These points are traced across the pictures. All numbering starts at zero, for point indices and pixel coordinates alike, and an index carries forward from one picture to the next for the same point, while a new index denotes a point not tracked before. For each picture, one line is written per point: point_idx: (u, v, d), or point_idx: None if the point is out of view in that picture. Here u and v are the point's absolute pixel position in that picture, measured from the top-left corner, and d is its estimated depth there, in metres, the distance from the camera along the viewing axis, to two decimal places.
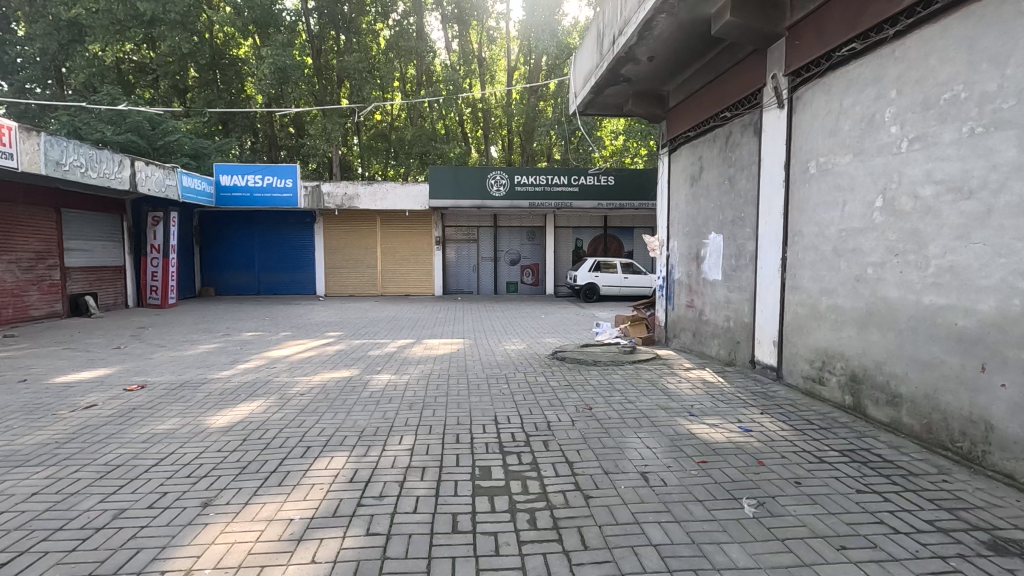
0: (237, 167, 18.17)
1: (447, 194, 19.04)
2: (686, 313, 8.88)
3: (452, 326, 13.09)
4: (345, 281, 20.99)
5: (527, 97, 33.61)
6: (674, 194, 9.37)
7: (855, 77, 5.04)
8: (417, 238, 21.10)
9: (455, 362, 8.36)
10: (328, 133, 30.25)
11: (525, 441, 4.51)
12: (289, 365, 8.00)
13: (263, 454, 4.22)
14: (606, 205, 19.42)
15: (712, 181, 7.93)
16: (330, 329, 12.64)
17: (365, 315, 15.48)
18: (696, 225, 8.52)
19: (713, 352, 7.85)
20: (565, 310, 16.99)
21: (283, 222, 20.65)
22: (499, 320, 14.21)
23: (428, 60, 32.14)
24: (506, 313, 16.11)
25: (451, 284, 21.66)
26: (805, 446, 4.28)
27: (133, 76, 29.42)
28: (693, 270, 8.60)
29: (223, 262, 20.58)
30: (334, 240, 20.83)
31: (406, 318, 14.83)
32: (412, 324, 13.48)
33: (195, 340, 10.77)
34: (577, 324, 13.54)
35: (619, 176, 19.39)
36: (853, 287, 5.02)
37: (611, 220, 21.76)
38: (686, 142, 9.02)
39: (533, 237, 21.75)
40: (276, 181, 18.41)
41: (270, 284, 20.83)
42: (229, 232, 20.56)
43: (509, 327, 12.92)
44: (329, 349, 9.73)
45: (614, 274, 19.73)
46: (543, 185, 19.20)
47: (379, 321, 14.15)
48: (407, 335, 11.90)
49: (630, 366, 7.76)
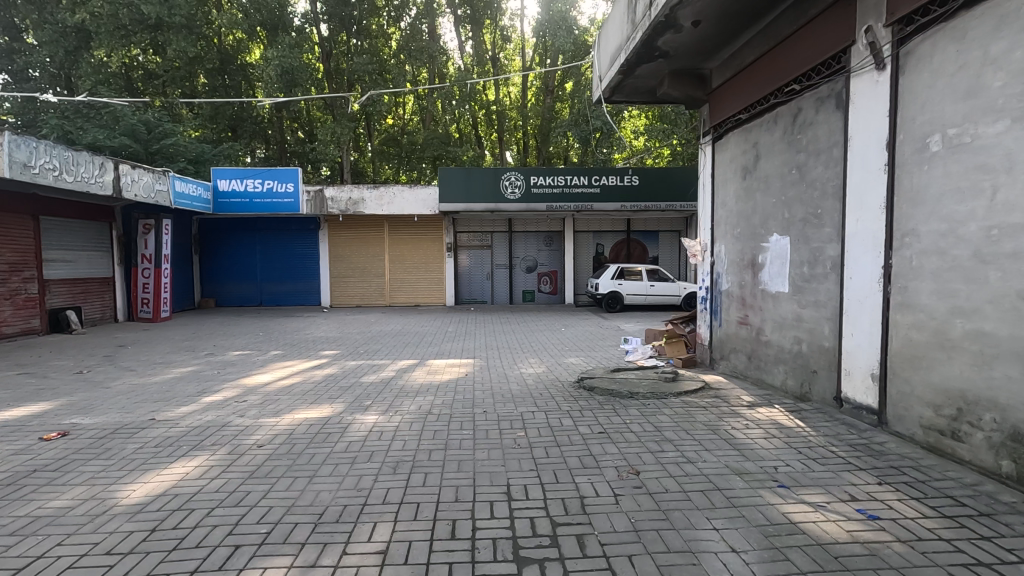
0: (236, 171, 17.09)
1: (458, 198, 17.74)
2: (738, 332, 7.40)
3: (462, 342, 11.73)
4: (351, 291, 19.79)
5: (543, 98, 32.32)
6: (720, 189, 7.92)
7: (1011, 13, 3.59)
8: (428, 245, 19.85)
9: (461, 392, 6.98)
10: (336, 137, 29.22)
11: (551, 539, 3.10)
12: (263, 397, 6.71)
13: (163, 564, 2.87)
14: (630, 207, 17.95)
15: (774, 171, 6.46)
16: (327, 346, 11.39)
17: (368, 329, 14.24)
18: (752, 226, 7.04)
19: (778, 382, 6.37)
20: (587, 322, 15.56)
21: (286, 229, 19.56)
22: (515, 335, 12.83)
23: (442, 61, 31.02)
24: (522, 326, 14.74)
25: (464, 293, 20.34)
26: (977, 555, 2.82)
27: (141, 82, 28.72)
28: (748, 279, 7.14)
29: (223, 271, 19.55)
30: (340, 248, 19.68)
31: (413, 332, 13.54)
32: (418, 340, 12.17)
33: (172, 362, 9.56)
34: (601, 339, 12.10)
35: (644, 175, 17.92)
36: (1014, 307, 3.55)
37: (635, 223, 20.30)
38: (735, 127, 7.55)
39: (551, 242, 20.36)
40: (277, 185, 17.29)
41: (272, 295, 19.73)
42: (230, 240, 19.53)
43: (525, 343, 11.53)
44: (317, 373, 8.44)
45: (639, 281, 18.25)
46: (562, 186, 17.79)
47: (381, 336, 12.88)
48: (410, 354, 10.58)
49: (675, 399, 6.31)
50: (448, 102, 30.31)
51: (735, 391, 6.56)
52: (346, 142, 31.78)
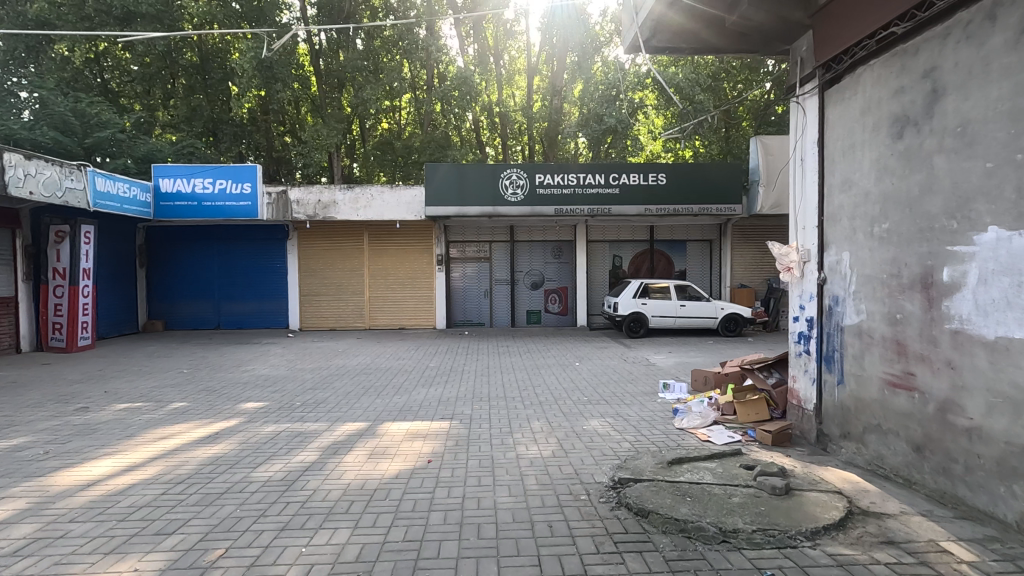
0: (181, 169, 14.28)
1: (448, 200, 14.76)
2: (889, 401, 4.34)
3: (439, 388, 8.66)
4: (324, 312, 16.80)
5: (550, 99, 29.40)
6: (842, 164, 4.92)
7: None
8: (414, 258, 16.85)
9: (404, 515, 3.90)
10: (321, 138, 26.17)
11: None
12: (41, 532, 3.66)
13: None
14: (655, 211, 14.91)
15: (989, 114, 3.47)
16: (257, 393, 8.36)
17: (328, 362, 11.23)
18: (923, 220, 4.01)
19: (1016, 516, 3.30)
20: (606, 353, 12.48)
21: (248, 239, 16.68)
22: (514, 374, 9.81)
23: (441, 58, 28.12)
24: (524, 358, 11.73)
25: (457, 314, 17.28)
26: None
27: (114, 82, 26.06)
28: (912, 311, 4.10)
29: (176, 288, 16.69)
30: (311, 260, 16.75)
31: (384, 368, 10.50)
32: (384, 382, 9.18)
33: (8, 427, 6.51)
34: (630, 382, 9.01)
35: (673, 173, 14.89)
36: None
37: (659, 231, 17.31)
38: (872, 55, 4.52)
39: (560, 254, 17.33)
40: (230, 186, 14.39)
41: (232, 315, 16.78)
42: (183, 252, 16.68)
43: (526, 389, 8.47)
44: (199, 452, 5.40)
45: (667, 300, 15.18)
46: (573, 186, 14.80)
47: (339, 374, 9.89)
48: (365, 408, 7.50)
49: (813, 552, 3.21)
50: (448, 100, 27.36)
51: (918, 526, 3.49)
52: (335, 148, 28.93)
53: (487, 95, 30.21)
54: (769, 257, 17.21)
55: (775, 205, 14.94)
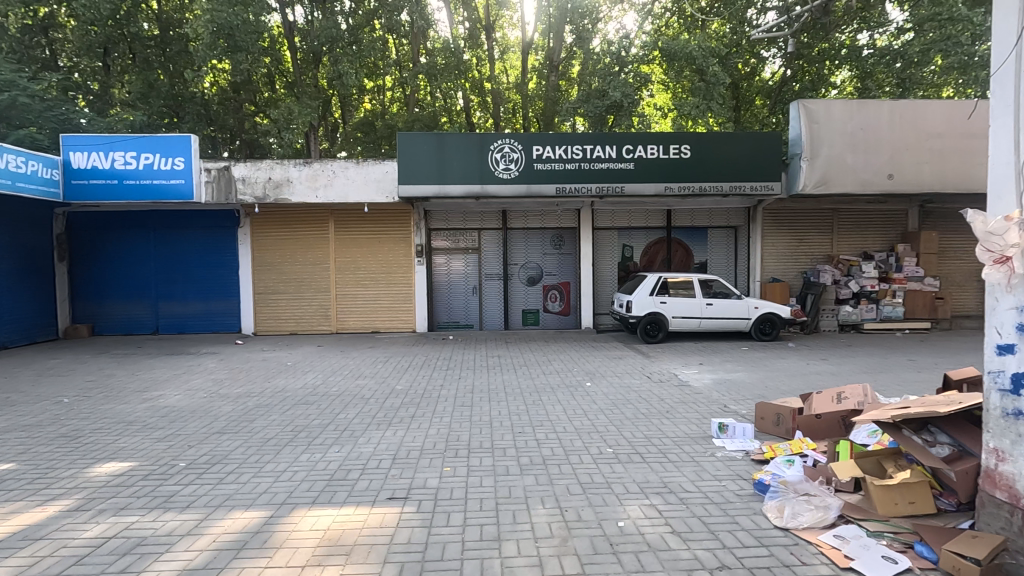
0: (95, 140, 11.62)
1: (427, 177, 12.11)
2: None
3: (400, 432, 6.12)
4: (282, 312, 14.21)
5: (547, 77, 26.46)
6: None
7: None
8: (389, 249, 14.24)
9: None
10: (293, 115, 22.24)
11: None
12: None
13: None
14: (677, 190, 12.35)
15: None
16: (131, 444, 5.78)
17: (263, 383, 8.66)
18: None
19: None
20: (621, 365, 9.98)
21: (191, 226, 14.05)
22: (506, 403, 7.27)
23: (426, 32, 25.03)
24: (519, 374, 9.21)
25: (440, 316, 14.74)
26: None
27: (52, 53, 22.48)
28: None
29: (104, 285, 14.06)
30: (267, 252, 14.13)
31: (334, 394, 7.95)
32: (327, 418, 6.67)
33: None
34: (667, 419, 6.51)
35: (700, 144, 12.28)
36: None
37: (677, 216, 14.80)
38: None
39: (561, 244, 14.80)
40: (158, 161, 11.73)
41: (173, 318, 14.17)
42: (113, 242, 14.03)
43: (520, 434, 5.96)
44: None
45: (691, 298, 12.69)
46: (578, 161, 12.22)
47: (270, 406, 7.34)
48: (277, 474, 4.92)
49: None
50: (435, 78, 24.41)
51: None
52: (311, 126, 25.84)
53: (477, 72, 27.12)
54: (804, 247, 14.75)
55: (821, 180, 12.43)
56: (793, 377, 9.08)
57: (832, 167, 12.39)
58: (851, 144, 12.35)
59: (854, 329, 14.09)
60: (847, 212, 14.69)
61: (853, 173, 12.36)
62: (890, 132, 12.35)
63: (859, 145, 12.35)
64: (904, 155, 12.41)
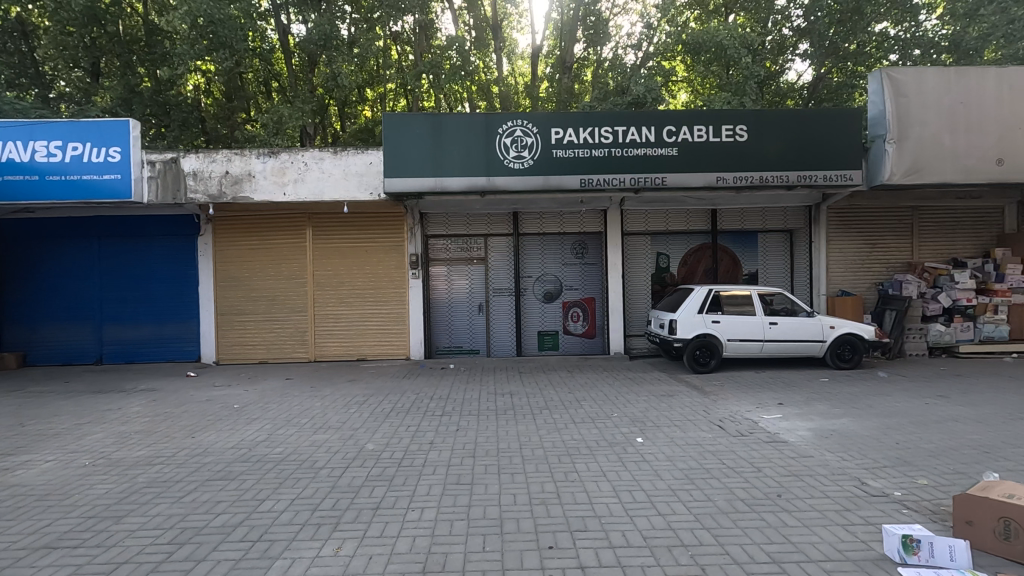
0: (10, 126, 9.40)
1: (421, 169, 9.77)
2: None
3: (347, 550, 3.60)
4: (249, 337, 11.83)
5: (562, 79, 23.47)
6: None
7: None
8: (377, 260, 11.85)
9: None
10: (284, 121, 18.68)
11: None
12: None
13: None
14: (732, 181, 9.90)
15: None
16: None
17: (184, 439, 6.20)
18: None
19: None
20: (676, 407, 7.42)
21: (144, 235, 11.82)
22: (525, 481, 4.75)
23: (430, 32, 22.31)
24: (539, 424, 6.68)
25: (440, 340, 12.29)
26: None
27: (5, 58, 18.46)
28: None
29: (39, 305, 11.79)
30: (231, 265, 11.80)
31: (274, 461, 5.46)
32: (241, 513, 4.20)
33: None
34: (792, 519, 3.94)
35: (759, 124, 9.87)
36: None
37: (722, 218, 12.34)
38: None
39: (584, 252, 12.38)
40: (89, 152, 9.54)
41: (121, 345, 11.85)
42: (50, 254, 11.80)
43: (554, 560, 3.43)
44: None
45: (751, 317, 10.16)
46: (607, 146, 9.85)
47: (168, 482, 4.88)
48: None
49: None
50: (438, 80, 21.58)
51: None
52: (303, 131, 23.10)
53: (484, 76, 24.28)
54: (878, 252, 12.18)
55: (912, 167, 9.94)
56: (923, 426, 6.46)
57: (925, 151, 9.93)
58: (948, 122, 9.91)
59: (946, 353, 11.45)
60: (929, 211, 12.19)
61: (952, 158, 9.89)
62: (997, 107, 9.92)
63: (960, 123, 9.91)
64: (1016, 135, 9.92)
